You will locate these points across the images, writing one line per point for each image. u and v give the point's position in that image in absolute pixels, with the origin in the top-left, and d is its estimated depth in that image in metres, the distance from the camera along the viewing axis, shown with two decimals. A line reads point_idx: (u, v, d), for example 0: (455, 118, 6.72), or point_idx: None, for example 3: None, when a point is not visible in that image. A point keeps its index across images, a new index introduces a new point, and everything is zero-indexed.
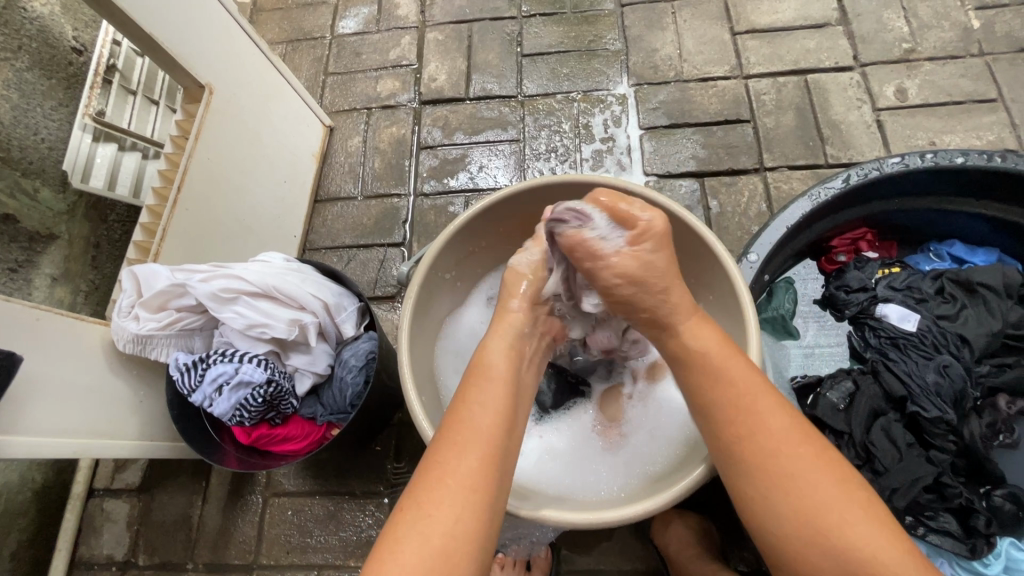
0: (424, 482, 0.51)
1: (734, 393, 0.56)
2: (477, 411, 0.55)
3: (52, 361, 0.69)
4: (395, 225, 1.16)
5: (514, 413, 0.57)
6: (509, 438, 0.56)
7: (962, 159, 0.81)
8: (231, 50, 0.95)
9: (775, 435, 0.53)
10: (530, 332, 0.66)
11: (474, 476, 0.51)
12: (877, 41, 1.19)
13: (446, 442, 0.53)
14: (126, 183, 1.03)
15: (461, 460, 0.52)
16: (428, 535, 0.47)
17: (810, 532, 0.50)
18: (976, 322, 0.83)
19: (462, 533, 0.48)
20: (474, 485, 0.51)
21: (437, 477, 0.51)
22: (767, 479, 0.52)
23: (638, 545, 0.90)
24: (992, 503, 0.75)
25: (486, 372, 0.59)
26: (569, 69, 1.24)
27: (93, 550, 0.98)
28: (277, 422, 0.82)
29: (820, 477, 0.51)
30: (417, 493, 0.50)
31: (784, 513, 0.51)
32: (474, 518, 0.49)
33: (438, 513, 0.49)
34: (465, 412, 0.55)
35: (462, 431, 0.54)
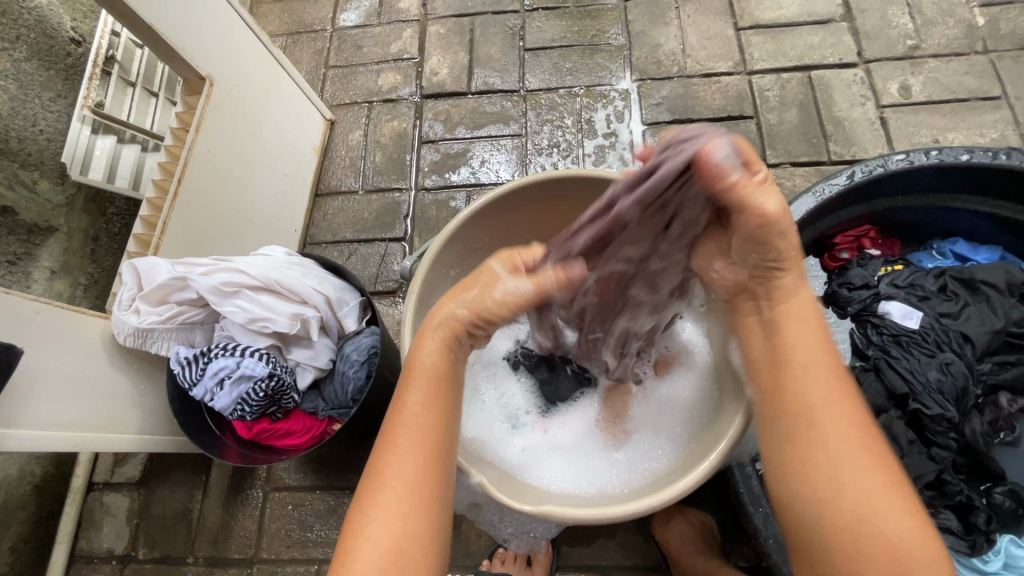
0: (372, 488, 0.51)
1: (800, 389, 0.53)
2: (414, 407, 0.54)
3: (54, 355, 0.69)
4: (396, 220, 1.15)
5: (451, 408, 0.55)
6: (449, 426, 0.54)
7: (967, 156, 0.80)
8: (232, 42, 0.94)
9: (837, 435, 0.51)
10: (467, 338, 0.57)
11: (416, 481, 0.51)
12: (881, 37, 1.19)
13: (385, 447, 0.53)
14: (125, 175, 1.00)
15: (403, 461, 0.51)
16: (376, 544, 0.48)
17: (856, 532, 0.48)
18: (979, 320, 0.83)
19: (408, 536, 0.49)
20: (416, 488, 0.51)
21: (382, 484, 0.51)
22: (823, 477, 0.50)
23: (639, 541, 0.90)
24: (993, 500, 0.76)
25: (420, 370, 0.55)
26: (571, 64, 1.23)
27: (92, 543, 0.98)
28: (278, 417, 0.82)
29: (875, 481, 0.49)
30: (362, 501, 0.51)
31: (830, 516, 0.49)
32: (418, 520, 0.50)
33: (384, 517, 0.49)
34: (402, 414, 0.54)
35: (397, 433, 0.53)
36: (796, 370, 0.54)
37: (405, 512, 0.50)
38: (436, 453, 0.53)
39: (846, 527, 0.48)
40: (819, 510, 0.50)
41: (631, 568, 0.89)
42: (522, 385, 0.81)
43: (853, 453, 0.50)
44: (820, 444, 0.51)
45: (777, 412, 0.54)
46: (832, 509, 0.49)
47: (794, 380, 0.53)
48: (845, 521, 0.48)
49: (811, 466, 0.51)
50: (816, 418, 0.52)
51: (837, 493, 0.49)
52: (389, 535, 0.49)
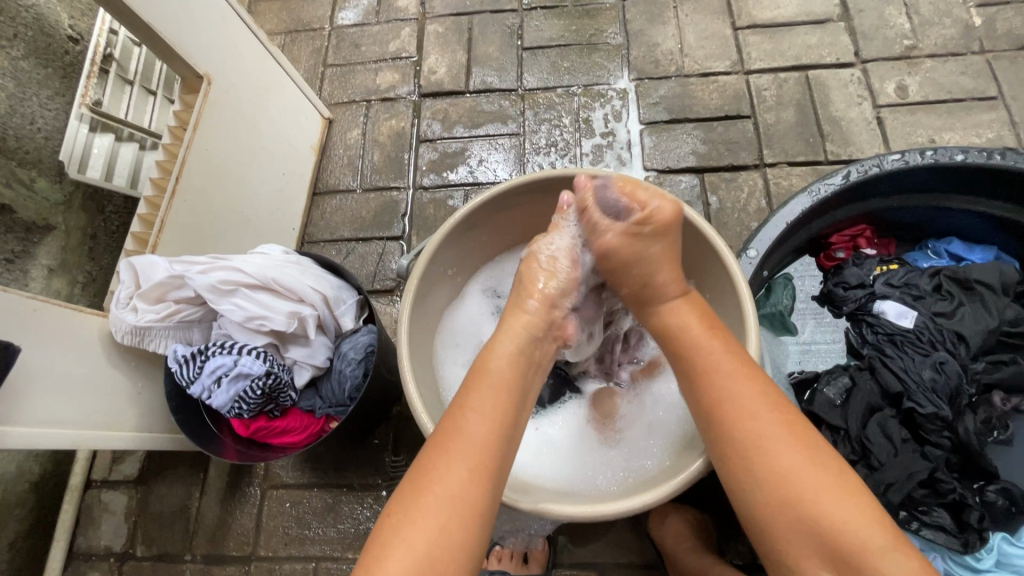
0: (417, 485, 0.51)
1: (720, 388, 0.57)
2: (473, 413, 0.55)
3: (51, 352, 0.69)
4: (394, 219, 1.15)
5: (512, 425, 0.56)
6: (504, 444, 0.55)
7: (962, 156, 0.81)
8: (230, 40, 0.94)
9: (762, 423, 0.55)
10: (544, 336, 0.64)
11: (461, 489, 0.51)
12: (878, 37, 1.19)
13: (440, 447, 0.53)
14: (123, 173, 1.02)
15: (453, 465, 0.52)
16: (413, 543, 0.48)
17: (793, 509, 0.52)
18: (973, 320, 0.83)
19: (445, 544, 0.48)
20: (460, 495, 0.50)
21: (431, 482, 0.51)
22: (759, 468, 0.54)
23: (633, 539, 0.91)
24: (986, 498, 0.76)
25: (484, 375, 0.58)
26: (569, 63, 1.23)
27: (90, 541, 0.98)
28: (275, 415, 0.83)
29: (795, 450, 0.53)
30: (405, 499, 0.51)
31: (766, 502, 0.53)
32: (457, 531, 0.49)
33: (424, 517, 0.49)
34: (463, 418, 0.55)
35: (452, 436, 0.53)
36: (710, 367, 0.59)
37: (447, 517, 0.49)
38: (487, 467, 0.52)
39: (782, 506, 0.52)
40: (752, 498, 0.54)
41: (627, 565, 0.89)
42: None
43: (781, 441, 0.54)
44: (749, 437, 0.55)
45: (702, 413, 0.58)
46: (771, 494, 0.53)
47: (708, 377, 0.58)
48: (786, 504, 0.52)
49: (747, 459, 0.54)
50: (742, 414, 0.55)
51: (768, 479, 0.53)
52: (428, 537, 0.48)
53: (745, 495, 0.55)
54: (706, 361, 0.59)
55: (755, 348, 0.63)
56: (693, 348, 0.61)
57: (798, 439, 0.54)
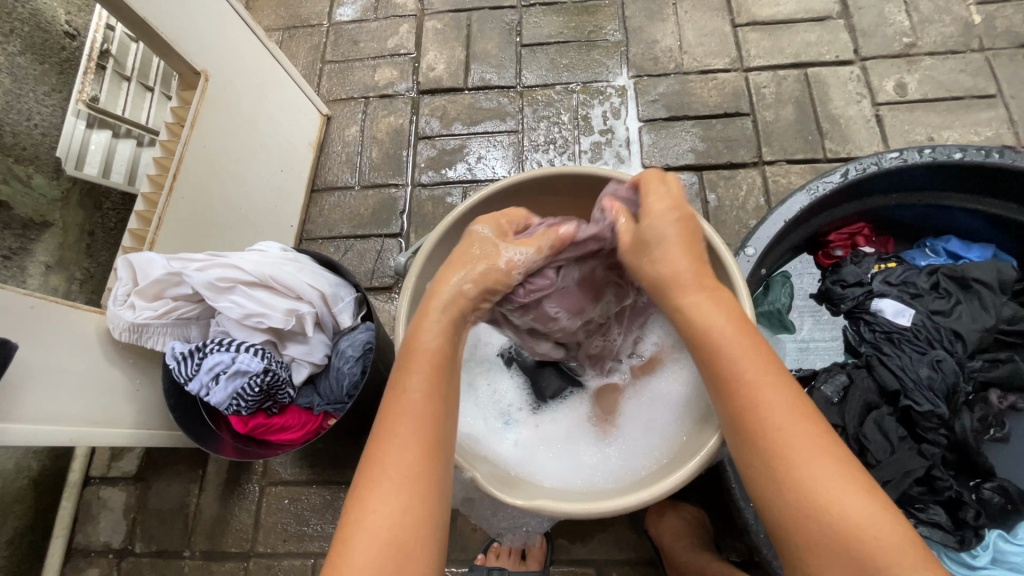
0: (367, 478, 0.50)
1: (738, 380, 0.53)
2: (413, 392, 0.54)
3: (48, 349, 0.69)
4: (393, 216, 1.15)
5: (448, 395, 0.56)
6: (444, 417, 0.54)
7: (960, 154, 0.81)
8: (227, 36, 0.93)
9: (780, 420, 0.51)
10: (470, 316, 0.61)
11: (410, 470, 0.50)
12: (877, 35, 1.19)
13: (384, 434, 0.52)
14: (121, 170, 1.01)
15: (398, 449, 0.51)
16: (371, 533, 0.48)
17: (810, 514, 0.48)
18: (970, 318, 0.84)
19: (403, 528, 0.48)
20: (410, 477, 0.50)
21: (381, 470, 0.50)
22: (775, 471, 0.50)
23: (631, 535, 0.91)
24: (981, 496, 0.77)
25: (419, 355, 0.56)
26: (568, 60, 1.23)
27: (89, 537, 0.99)
28: (273, 412, 0.83)
29: (823, 458, 0.49)
30: (357, 492, 0.50)
31: (786, 503, 0.49)
32: (414, 512, 0.49)
33: (380, 506, 0.49)
34: (402, 400, 0.53)
35: (393, 420, 0.53)
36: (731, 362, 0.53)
37: (400, 502, 0.49)
38: (428, 446, 0.52)
39: (798, 513, 0.48)
40: (772, 499, 0.50)
41: (625, 562, 0.89)
42: (516, 380, 0.82)
43: (798, 434, 0.50)
44: (762, 432, 0.51)
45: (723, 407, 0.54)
46: (786, 495, 0.49)
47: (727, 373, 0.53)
48: (804, 503, 0.48)
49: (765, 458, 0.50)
50: (754, 405, 0.52)
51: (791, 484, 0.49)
52: (388, 522, 0.48)
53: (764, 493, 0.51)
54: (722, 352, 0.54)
55: None
56: (703, 337, 0.55)
57: (822, 441, 0.50)
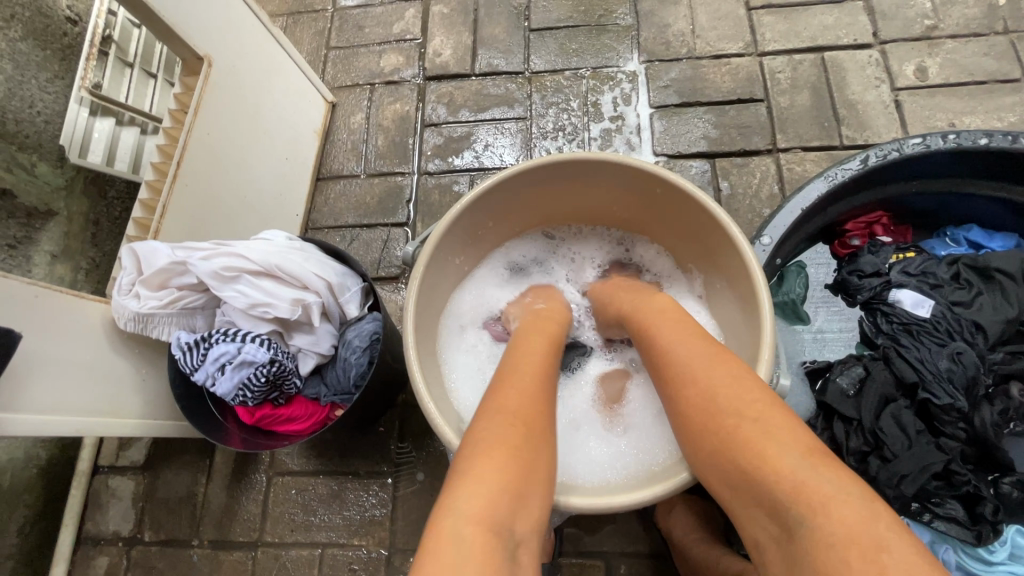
0: (498, 412, 0.54)
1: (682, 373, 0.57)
2: (535, 359, 0.62)
3: (54, 339, 0.68)
4: (399, 205, 1.14)
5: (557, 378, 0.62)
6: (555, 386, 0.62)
7: (986, 140, 0.78)
8: (230, 20, 0.91)
9: (718, 398, 0.52)
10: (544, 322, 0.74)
11: (539, 409, 0.55)
12: (897, 17, 1.15)
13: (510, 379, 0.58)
14: (125, 159, 0.99)
15: (530, 390, 0.56)
16: (509, 440, 0.50)
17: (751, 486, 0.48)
18: (992, 309, 0.81)
19: (537, 448, 0.51)
20: (540, 413, 0.55)
21: (513, 408, 0.54)
22: (714, 447, 0.51)
23: (641, 528, 0.90)
24: (1000, 491, 0.75)
25: (534, 340, 0.66)
26: (578, 45, 1.20)
27: (98, 526, 0.99)
28: (280, 403, 0.82)
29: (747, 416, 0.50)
30: (494, 409, 0.53)
31: (724, 482, 0.50)
32: (541, 449, 0.52)
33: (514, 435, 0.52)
34: (519, 362, 0.61)
35: (518, 371, 0.59)
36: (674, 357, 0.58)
37: (529, 429, 0.52)
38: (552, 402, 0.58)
39: (743, 491, 0.49)
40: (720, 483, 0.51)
41: (633, 554, 0.89)
42: None
43: (731, 413, 0.51)
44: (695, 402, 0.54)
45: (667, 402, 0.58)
46: (726, 475, 0.50)
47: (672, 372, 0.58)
48: (742, 475, 0.48)
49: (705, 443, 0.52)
50: (690, 397, 0.55)
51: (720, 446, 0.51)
52: (523, 451, 0.50)
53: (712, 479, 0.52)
54: (673, 350, 0.59)
55: (771, 336, 0.61)
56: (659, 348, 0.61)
57: (765, 418, 0.49)
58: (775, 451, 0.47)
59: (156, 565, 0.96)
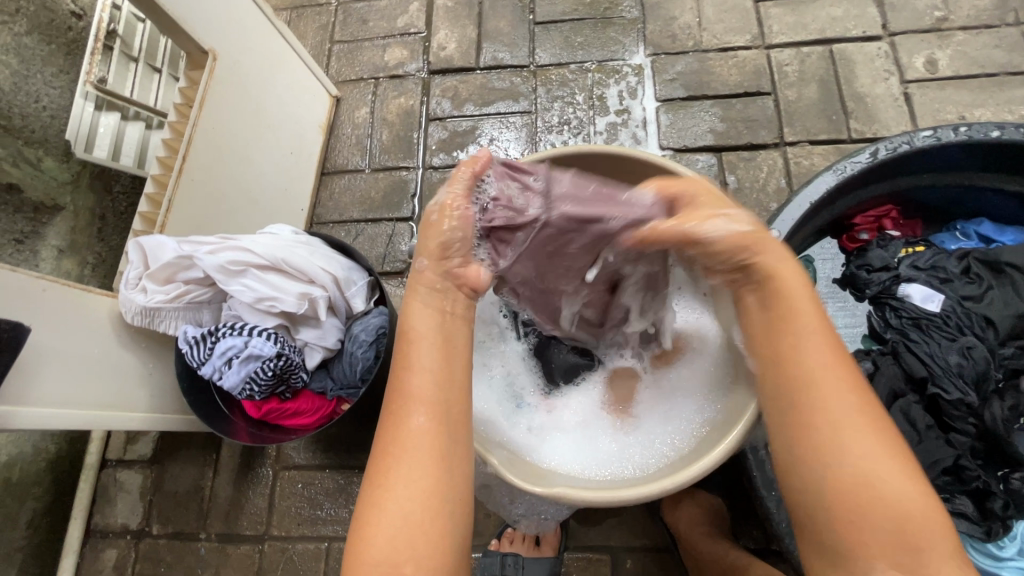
0: (382, 458, 0.49)
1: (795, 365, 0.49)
2: (413, 378, 0.51)
3: (61, 333, 0.69)
4: (404, 199, 1.13)
5: (453, 372, 0.53)
6: (455, 395, 0.52)
7: (998, 132, 0.77)
8: (234, 13, 0.91)
9: (834, 424, 0.47)
10: (445, 287, 0.56)
11: (422, 459, 0.49)
12: (907, 8, 1.14)
13: (394, 412, 0.51)
14: (130, 153, 0.99)
15: (410, 434, 0.49)
16: (386, 519, 0.47)
17: (853, 506, 0.45)
18: (1003, 303, 0.80)
19: (417, 514, 0.47)
20: (424, 460, 0.48)
21: (392, 455, 0.49)
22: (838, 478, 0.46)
23: (647, 523, 0.90)
24: (1011, 486, 0.74)
25: (419, 339, 0.53)
26: (583, 38, 1.19)
27: (106, 519, 1.00)
28: (287, 397, 0.82)
29: (866, 444, 0.46)
30: (374, 474, 0.50)
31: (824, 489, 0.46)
32: (427, 492, 0.48)
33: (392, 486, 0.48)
34: (405, 379, 0.52)
35: (404, 400, 0.51)
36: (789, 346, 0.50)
37: (412, 491, 0.48)
38: (443, 416, 0.50)
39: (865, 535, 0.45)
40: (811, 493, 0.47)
41: (639, 549, 0.89)
42: (530, 363, 0.81)
43: (848, 428, 0.46)
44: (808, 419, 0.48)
45: (777, 428, 0.50)
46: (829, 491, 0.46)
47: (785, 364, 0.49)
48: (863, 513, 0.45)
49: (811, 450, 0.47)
50: (806, 397, 0.48)
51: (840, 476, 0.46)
52: (401, 500, 0.47)
53: (798, 487, 0.48)
54: (785, 333, 0.50)
55: None
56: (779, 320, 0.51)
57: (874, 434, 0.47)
58: (902, 499, 0.45)
59: (164, 558, 0.97)
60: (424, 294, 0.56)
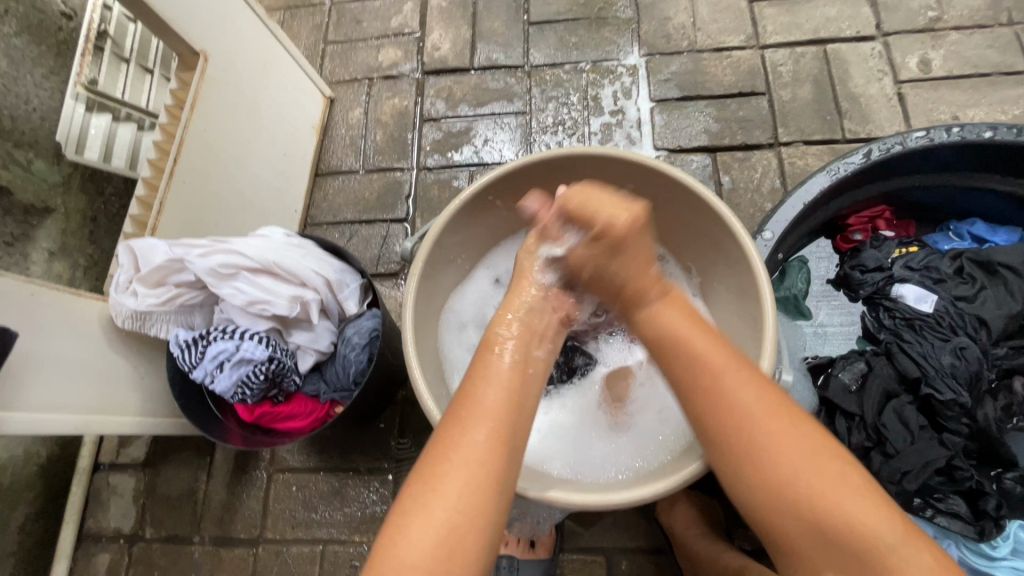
0: (433, 458, 0.50)
1: (713, 386, 0.54)
2: (487, 396, 0.54)
3: (50, 338, 0.68)
4: (398, 200, 1.13)
5: (523, 401, 0.56)
6: (517, 422, 0.54)
7: (990, 133, 0.78)
8: (226, 14, 0.90)
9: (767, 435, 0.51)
10: (542, 308, 0.65)
11: (477, 476, 0.49)
12: (901, 9, 1.14)
13: (453, 425, 0.52)
14: (122, 155, 0.99)
15: (467, 443, 0.50)
16: (427, 526, 0.47)
17: (792, 508, 0.50)
18: (995, 303, 0.81)
19: (462, 523, 0.47)
20: (475, 476, 0.49)
21: (444, 462, 0.50)
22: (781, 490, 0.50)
23: (642, 524, 0.90)
24: (1003, 486, 0.75)
25: (478, 371, 0.57)
26: (578, 38, 1.19)
27: (99, 523, 0.99)
28: (279, 400, 0.82)
29: (797, 449, 0.51)
30: (419, 480, 0.49)
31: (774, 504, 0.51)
32: (474, 502, 0.48)
33: (443, 492, 0.48)
34: (471, 397, 0.54)
35: (469, 412, 0.53)
36: (693, 356, 0.56)
37: (459, 504, 0.48)
38: (508, 435, 0.53)
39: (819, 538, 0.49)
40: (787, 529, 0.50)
41: (634, 550, 0.89)
42: None
43: (766, 426, 0.52)
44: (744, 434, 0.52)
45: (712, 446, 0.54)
46: (760, 494, 0.51)
47: (694, 380, 0.55)
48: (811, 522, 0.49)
49: (745, 457, 0.52)
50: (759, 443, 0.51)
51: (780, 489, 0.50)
52: (451, 505, 0.48)
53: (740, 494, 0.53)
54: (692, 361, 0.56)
55: (772, 334, 0.61)
56: (675, 344, 0.58)
57: (791, 426, 0.52)
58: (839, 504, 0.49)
59: (158, 562, 0.96)
60: (515, 315, 0.63)
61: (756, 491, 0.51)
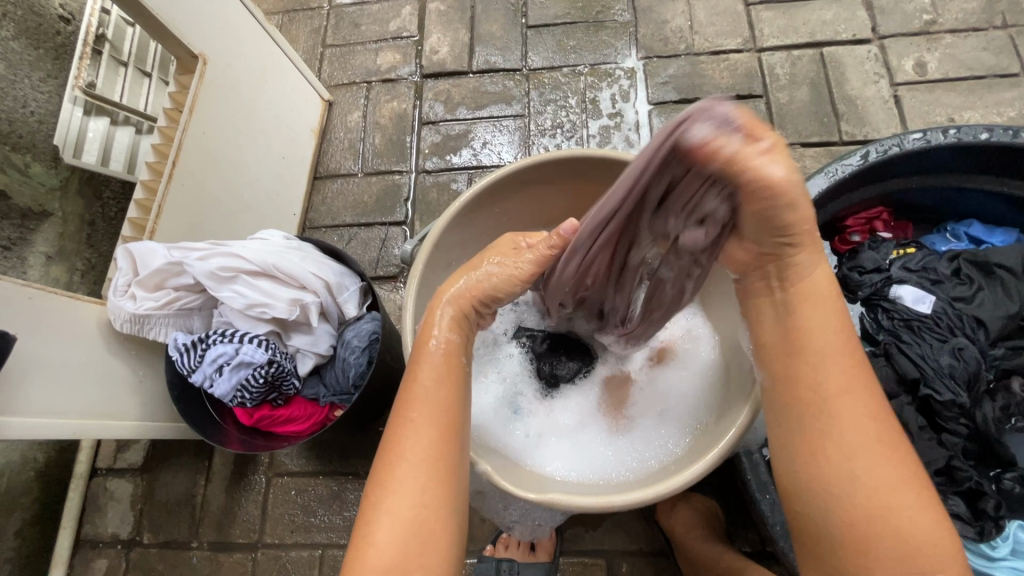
0: (387, 462, 0.50)
1: (815, 384, 0.51)
2: (430, 390, 0.53)
3: (48, 342, 0.68)
4: (397, 203, 1.13)
5: (463, 388, 0.55)
6: (463, 411, 0.54)
7: (986, 135, 0.78)
8: (221, 16, 0.90)
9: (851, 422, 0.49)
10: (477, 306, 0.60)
11: (432, 470, 0.50)
12: (896, 12, 1.14)
13: (403, 422, 0.51)
14: (120, 158, 0.98)
15: (418, 441, 0.50)
16: (392, 529, 0.47)
17: (862, 522, 0.47)
18: (993, 304, 0.81)
19: (427, 519, 0.48)
20: (432, 472, 0.49)
21: (397, 464, 0.50)
22: (857, 488, 0.48)
23: (642, 526, 0.90)
24: (1003, 486, 0.75)
25: (418, 369, 0.54)
26: (575, 41, 1.19)
27: (97, 528, 0.98)
28: (279, 404, 0.81)
29: (882, 462, 0.48)
30: (376, 481, 0.50)
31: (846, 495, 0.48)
32: (436, 493, 0.49)
33: (402, 489, 0.49)
34: (412, 392, 0.53)
35: (416, 410, 0.52)
36: (812, 339, 0.52)
37: (418, 503, 0.48)
38: (456, 428, 0.52)
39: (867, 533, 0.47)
40: (855, 528, 0.48)
41: (634, 553, 0.88)
42: (523, 361, 0.80)
43: (862, 423, 0.49)
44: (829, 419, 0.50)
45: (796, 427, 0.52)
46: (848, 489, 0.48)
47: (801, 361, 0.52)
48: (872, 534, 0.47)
49: (834, 460, 0.49)
50: (840, 437, 0.49)
51: (850, 475, 0.48)
52: (411, 502, 0.48)
53: (815, 492, 0.50)
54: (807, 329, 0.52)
55: None
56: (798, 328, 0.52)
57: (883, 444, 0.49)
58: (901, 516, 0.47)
59: (155, 568, 0.96)
60: (451, 303, 0.58)
61: (835, 480, 0.49)
